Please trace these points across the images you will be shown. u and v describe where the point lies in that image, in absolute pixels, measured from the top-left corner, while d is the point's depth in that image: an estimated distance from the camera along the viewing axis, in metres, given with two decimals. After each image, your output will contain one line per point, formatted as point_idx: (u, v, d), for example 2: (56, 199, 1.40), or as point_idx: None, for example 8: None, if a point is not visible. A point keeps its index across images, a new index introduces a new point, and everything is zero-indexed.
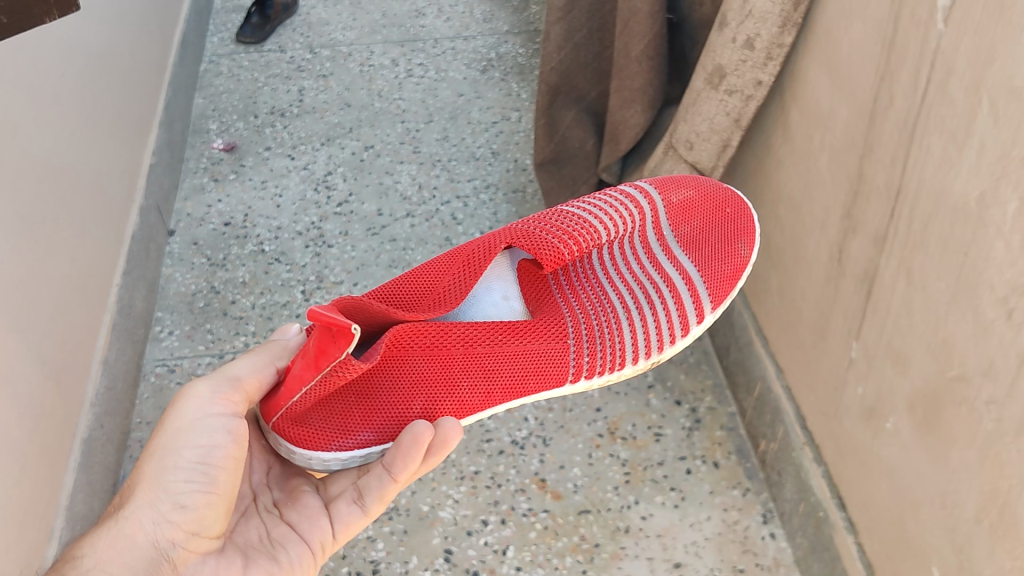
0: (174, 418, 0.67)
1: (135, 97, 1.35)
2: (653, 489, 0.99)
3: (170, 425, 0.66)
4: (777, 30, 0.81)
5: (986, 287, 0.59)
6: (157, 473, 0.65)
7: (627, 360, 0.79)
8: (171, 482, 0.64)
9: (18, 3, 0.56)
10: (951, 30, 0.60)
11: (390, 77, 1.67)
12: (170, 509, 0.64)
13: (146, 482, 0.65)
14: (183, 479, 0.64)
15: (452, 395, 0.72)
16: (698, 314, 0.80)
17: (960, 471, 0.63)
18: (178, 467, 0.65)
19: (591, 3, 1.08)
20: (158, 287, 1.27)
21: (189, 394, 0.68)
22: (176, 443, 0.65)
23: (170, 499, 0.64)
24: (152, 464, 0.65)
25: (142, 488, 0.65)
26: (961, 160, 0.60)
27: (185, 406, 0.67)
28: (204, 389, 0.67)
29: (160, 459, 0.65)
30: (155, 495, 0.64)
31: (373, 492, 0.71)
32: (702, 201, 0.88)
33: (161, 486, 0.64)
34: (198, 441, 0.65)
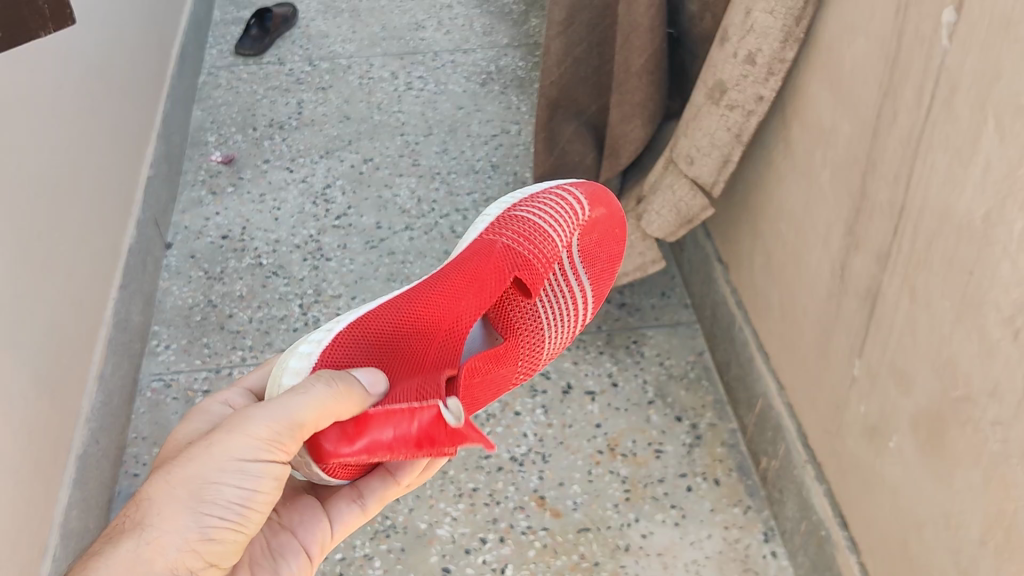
0: (214, 445, 0.57)
1: (133, 110, 1.34)
2: (654, 506, 0.98)
3: (208, 452, 0.56)
4: (779, 46, 0.81)
5: (991, 307, 0.58)
6: (191, 501, 0.56)
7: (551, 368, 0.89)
8: (199, 520, 0.56)
9: (14, 17, 0.55)
10: (956, 46, 0.59)
11: (390, 90, 1.67)
12: (198, 541, 0.56)
13: (175, 509, 0.55)
14: (215, 517, 0.56)
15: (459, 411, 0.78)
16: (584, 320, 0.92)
17: (965, 493, 0.63)
18: (209, 506, 0.56)
19: (591, 17, 1.08)
20: (155, 300, 1.26)
21: (240, 420, 0.57)
22: (210, 476, 0.56)
23: (197, 539, 0.56)
24: (186, 490, 0.56)
25: (169, 514, 0.55)
26: (967, 178, 0.59)
27: (229, 436, 0.57)
28: (272, 420, 0.57)
29: (191, 489, 0.56)
30: (178, 530, 0.55)
31: (375, 491, 0.74)
32: (606, 221, 0.93)
33: (194, 516, 0.56)
34: (234, 483, 0.57)
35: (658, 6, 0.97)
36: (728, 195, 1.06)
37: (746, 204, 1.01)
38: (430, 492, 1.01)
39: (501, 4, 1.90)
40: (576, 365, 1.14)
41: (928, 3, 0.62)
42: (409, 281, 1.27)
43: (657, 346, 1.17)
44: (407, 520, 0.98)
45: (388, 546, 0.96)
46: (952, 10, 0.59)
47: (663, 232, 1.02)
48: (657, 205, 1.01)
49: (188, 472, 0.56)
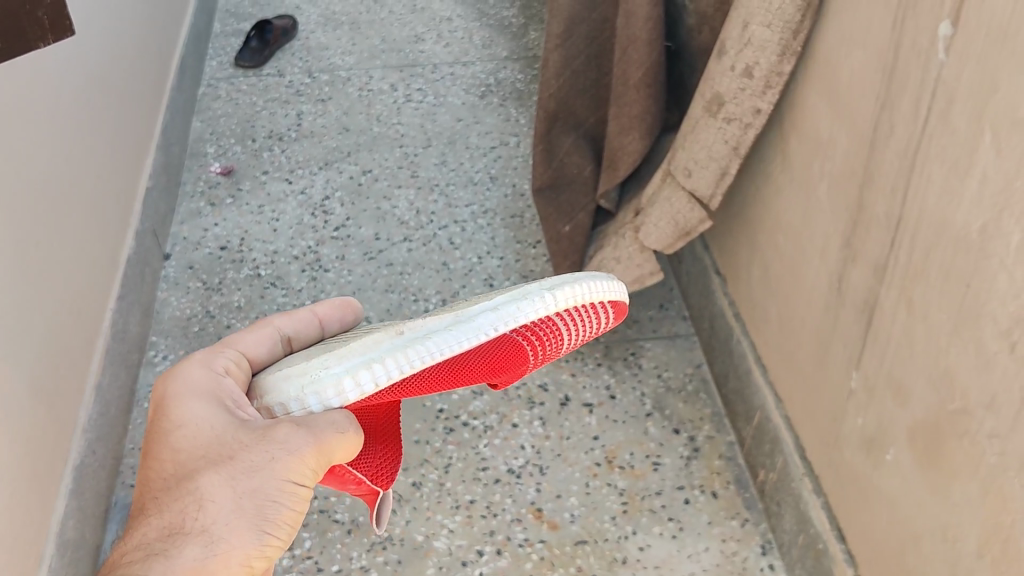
0: (274, 461, 0.58)
1: (133, 122, 1.34)
2: (651, 519, 0.98)
3: (269, 467, 0.57)
4: (776, 59, 0.81)
5: (988, 319, 0.58)
6: (253, 509, 0.56)
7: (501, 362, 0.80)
8: (258, 533, 0.56)
9: (13, 27, 0.56)
10: (952, 59, 0.59)
11: (389, 102, 1.67)
12: (256, 553, 0.56)
13: (241, 516, 0.56)
14: (268, 532, 0.57)
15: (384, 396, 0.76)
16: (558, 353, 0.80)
17: (962, 505, 0.62)
18: (265, 521, 0.57)
19: (590, 30, 1.08)
20: (153, 311, 1.26)
21: (295, 440, 0.59)
22: (269, 493, 0.57)
23: (254, 554, 0.56)
24: (252, 497, 0.57)
25: (236, 521, 0.56)
26: (963, 191, 0.60)
27: (284, 455, 0.58)
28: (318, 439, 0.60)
29: (253, 502, 0.57)
30: (240, 542, 0.56)
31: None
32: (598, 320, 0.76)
33: (253, 525, 0.56)
34: (287, 501, 0.58)
35: (656, 19, 0.97)
36: (726, 207, 1.06)
37: (744, 216, 1.01)
38: (427, 504, 1.01)
39: (500, 17, 1.91)
40: (574, 378, 1.14)
41: (925, 17, 0.62)
42: (407, 292, 1.27)
43: (655, 358, 1.16)
44: (403, 532, 0.98)
45: (385, 558, 0.96)
46: (948, 23, 0.60)
47: (660, 243, 1.02)
48: (654, 217, 1.01)
49: (249, 484, 0.57)
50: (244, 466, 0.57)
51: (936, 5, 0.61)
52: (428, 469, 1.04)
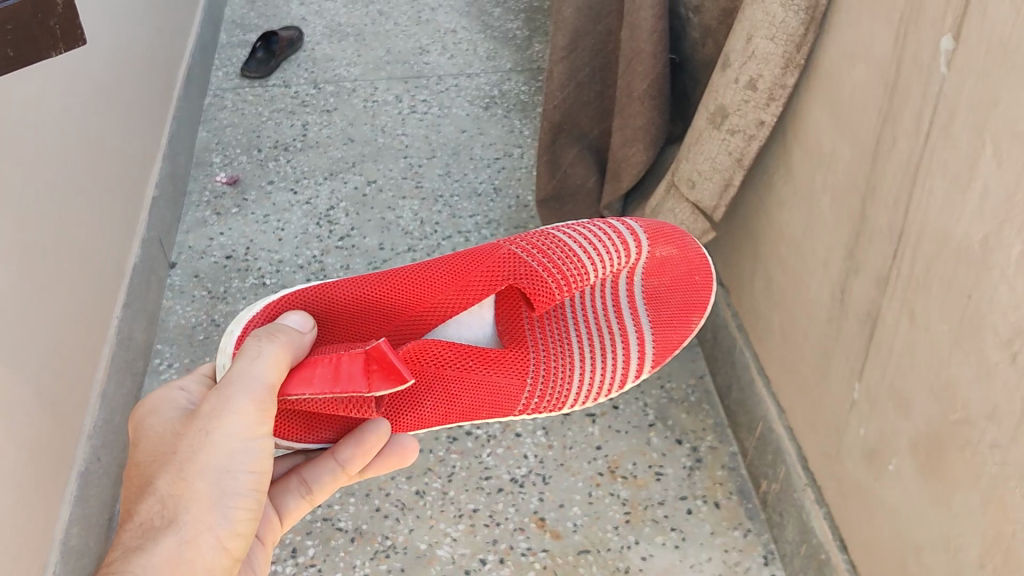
0: (212, 438, 0.59)
1: (139, 131, 1.35)
2: (654, 529, 0.98)
3: (210, 444, 0.59)
4: (780, 71, 0.82)
5: (989, 330, 0.59)
6: (212, 489, 0.59)
7: (573, 398, 0.83)
8: (224, 509, 0.59)
9: (25, 36, 0.56)
10: (954, 73, 0.60)
11: (394, 113, 1.68)
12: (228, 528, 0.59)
13: (202, 500, 0.58)
14: (235, 505, 0.60)
15: (413, 413, 0.76)
16: (641, 365, 0.85)
17: (963, 515, 0.63)
18: (229, 495, 0.59)
19: (594, 42, 1.09)
20: (158, 319, 1.27)
21: (224, 405, 0.60)
22: (222, 467, 0.59)
23: (226, 529, 0.59)
24: (206, 479, 0.59)
25: (198, 506, 0.58)
26: (964, 204, 0.60)
27: (221, 423, 0.60)
28: (240, 405, 0.60)
29: (211, 481, 0.59)
30: (211, 523, 0.58)
31: (322, 483, 0.74)
32: (678, 260, 0.88)
33: (220, 502, 0.59)
34: (245, 465, 0.60)
35: (661, 31, 0.98)
36: (729, 219, 1.06)
37: (748, 227, 1.01)
38: (430, 513, 1.01)
39: (505, 29, 1.92)
40: None
41: (926, 30, 0.63)
42: None
43: (658, 369, 1.17)
44: (407, 540, 0.99)
45: (388, 566, 0.96)
46: (950, 38, 0.60)
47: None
48: None
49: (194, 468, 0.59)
50: (185, 451, 0.59)
51: (937, 20, 0.61)
52: (432, 477, 1.05)
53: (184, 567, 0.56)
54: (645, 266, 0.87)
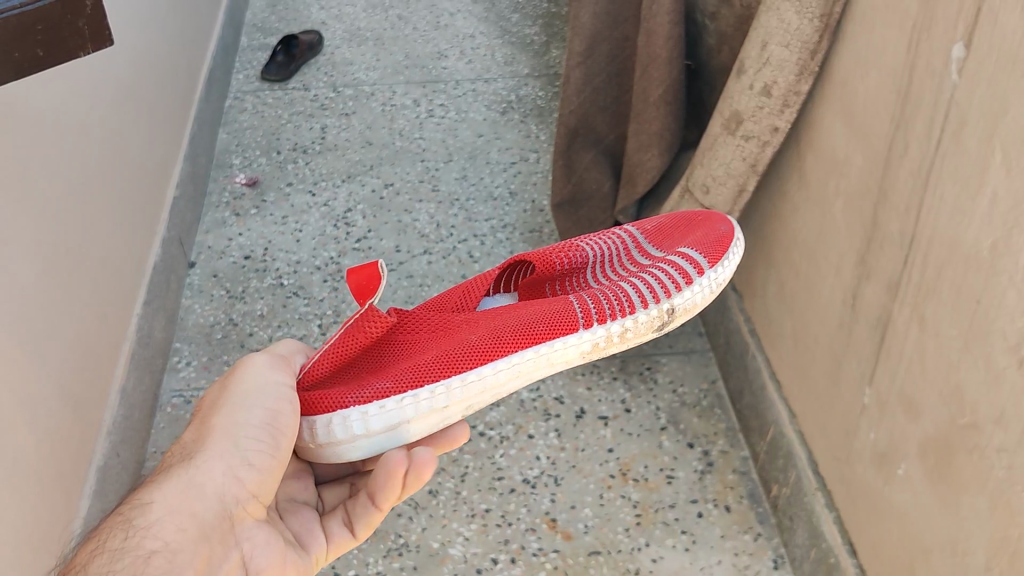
0: (229, 389, 0.68)
1: (162, 132, 1.37)
2: (664, 531, 0.99)
3: (227, 394, 0.67)
4: (794, 78, 0.83)
5: (997, 335, 0.59)
6: (227, 428, 0.65)
7: (638, 307, 0.76)
8: (239, 443, 0.64)
9: (56, 37, 0.57)
10: (965, 81, 0.61)
11: (412, 117, 1.70)
12: (241, 464, 0.64)
13: (217, 436, 0.65)
14: (251, 439, 0.65)
15: (460, 345, 0.73)
16: (686, 277, 0.78)
17: (971, 518, 0.63)
18: (243, 434, 0.65)
19: (611, 48, 1.10)
20: (177, 318, 1.29)
21: (240, 367, 0.69)
22: (237, 410, 0.66)
23: (241, 458, 0.64)
24: (222, 421, 0.66)
25: (213, 440, 0.64)
26: (974, 210, 0.61)
27: (238, 377, 0.68)
28: (258, 368, 0.69)
29: (226, 423, 0.65)
30: (222, 454, 0.64)
31: (363, 516, 0.74)
32: (670, 221, 0.88)
33: (234, 439, 0.65)
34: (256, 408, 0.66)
35: (676, 38, 0.99)
36: (744, 224, 1.07)
37: (761, 234, 1.02)
38: (442, 512, 1.02)
39: (522, 35, 1.94)
40: (590, 391, 1.16)
41: (938, 39, 0.64)
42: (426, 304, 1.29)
43: (670, 373, 1.18)
44: (419, 539, 1.00)
45: (400, 564, 0.97)
46: (961, 45, 0.61)
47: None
48: None
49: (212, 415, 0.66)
50: (209, 406, 0.67)
51: (950, 27, 0.62)
52: (445, 477, 1.06)
53: (194, 489, 0.61)
54: (646, 236, 0.86)
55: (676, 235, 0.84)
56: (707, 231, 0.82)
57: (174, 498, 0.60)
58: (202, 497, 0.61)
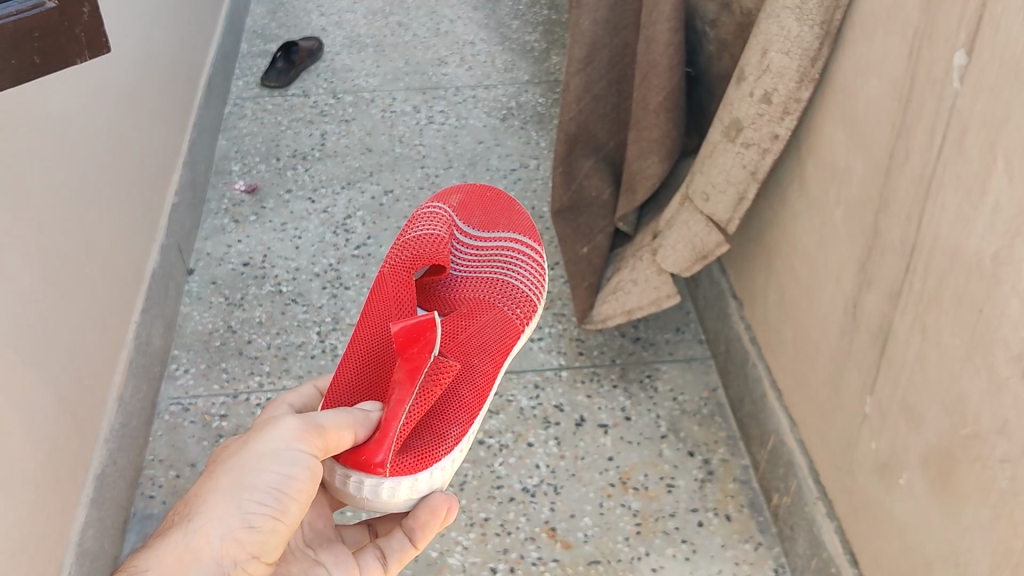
0: (249, 442, 0.64)
1: (161, 138, 1.37)
2: (664, 541, 0.99)
3: (245, 446, 0.64)
4: (794, 86, 0.82)
5: (999, 345, 0.59)
6: (233, 486, 0.62)
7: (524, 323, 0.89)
8: (243, 505, 0.62)
9: (53, 44, 0.57)
10: (967, 88, 0.60)
11: (412, 124, 1.70)
12: (241, 526, 0.61)
13: (222, 494, 0.62)
14: (256, 501, 0.62)
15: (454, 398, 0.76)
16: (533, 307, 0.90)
17: (973, 529, 0.63)
18: (249, 494, 0.62)
19: (611, 56, 1.10)
20: (176, 325, 1.28)
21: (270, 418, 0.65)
22: (248, 467, 0.63)
23: (239, 522, 0.62)
24: (229, 477, 0.63)
25: (218, 499, 0.62)
26: (977, 218, 0.60)
27: (263, 432, 0.64)
28: (284, 421, 0.64)
29: (234, 479, 0.63)
30: (220, 517, 0.61)
31: (395, 551, 0.75)
32: (491, 203, 1.01)
33: (237, 500, 0.62)
34: (269, 469, 0.62)
35: (676, 45, 0.99)
36: (745, 231, 1.07)
37: (762, 241, 1.01)
38: None
39: (523, 41, 1.94)
40: (590, 399, 1.15)
41: (940, 46, 0.63)
42: None
43: (670, 381, 1.17)
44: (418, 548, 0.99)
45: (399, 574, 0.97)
46: (963, 53, 0.61)
47: (576, 311, 1.16)
48: (672, 239, 1.01)
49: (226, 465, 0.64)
50: (229, 454, 0.65)
51: (951, 35, 0.62)
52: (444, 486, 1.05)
53: (190, 554, 0.60)
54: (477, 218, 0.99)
55: (491, 219, 0.99)
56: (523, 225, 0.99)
57: (168, 564, 0.60)
58: (192, 564, 0.60)
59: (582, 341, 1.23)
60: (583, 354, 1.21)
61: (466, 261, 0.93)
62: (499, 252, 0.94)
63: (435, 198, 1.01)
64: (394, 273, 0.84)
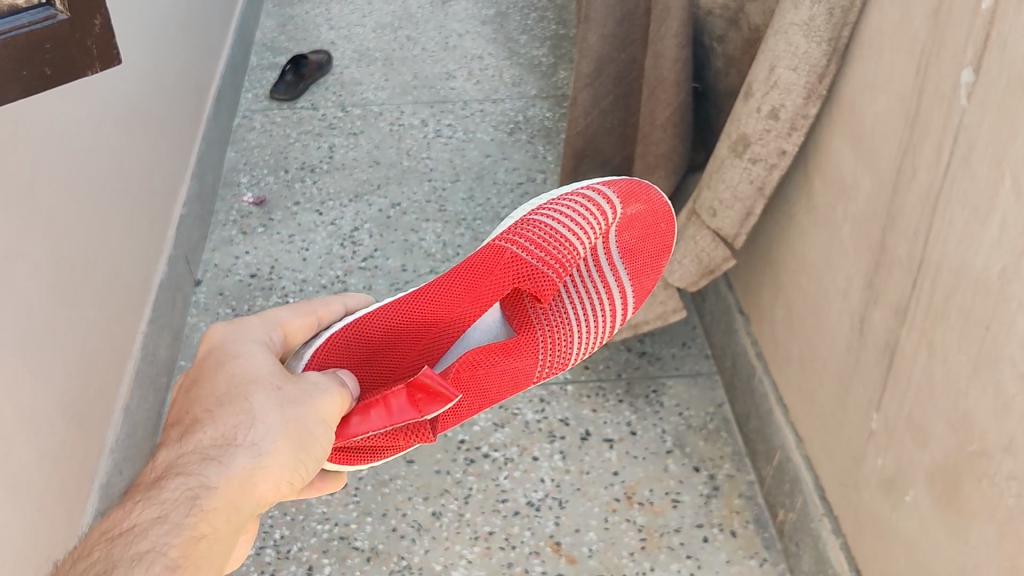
0: (305, 397, 0.65)
1: (170, 150, 1.38)
2: (669, 556, 0.98)
3: (301, 399, 0.64)
4: (802, 102, 0.83)
5: (1007, 362, 0.58)
6: (296, 433, 0.62)
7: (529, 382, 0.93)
8: (298, 452, 0.62)
9: (64, 55, 0.57)
10: (974, 105, 0.61)
11: (419, 137, 1.70)
12: (290, 473, 0.62)
13: (288, 438, 0.61)
14: (305, 453, 0.63)
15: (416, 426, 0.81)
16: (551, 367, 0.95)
17: (979, 547, 0.63)
18: (304, 447, 0.63)
19: (619, 71, 1.10)
20: (183, 336, 1.29)
21: (317, 384, 0.67)
22: (306, 423, 0.64)
23: (292, 472, 0.62)
24: (294, 424, 0.62)
25: (284, 442, 0.61)
26: (983, 235, 0.60)
27: (311, 394, 0.66)
28: (325, 391, 0.67)
29: (296, 427, 0.63)
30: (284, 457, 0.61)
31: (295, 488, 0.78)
32: (646, 218, 0.97)
33: (297, 447, 0.62)
34: (317, 421, 0.65)
35: (684, 61, 0.99)
36: (752, 246, 1.07)
37: (769, 256, 1.01)
38: (446, 534, 1.01)
39: (530, 56, 1.94)
40: (595, 413, 1.15)
41: (948, 63, 0.63)
42: None
43: (676, 396, 1.17)
44: (422, 561, 0.99)
45: None
46: (971, 70, 0.61)
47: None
48: (678, 255, 1.00)
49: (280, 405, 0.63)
50: (284, 393, 0.64)
51: (959, 52, 0.62)
52: (449, 499, 1.05)
53: (249, 486, 0.59)
54: (617, 227, 0.96)
55: (633, 253, 0.98)
56: (643, 279, 0.98)
57: (233, 490, 0.58)
58: (250, 496, 0.59)
59: (588, 355, 1.23)
60: (589, 367, 1.21)
61: (576, 289, 0.95)
62: (595, 290, 0.96)
63: (621, 194, 0.94)
64: (508, 270, 0.83)
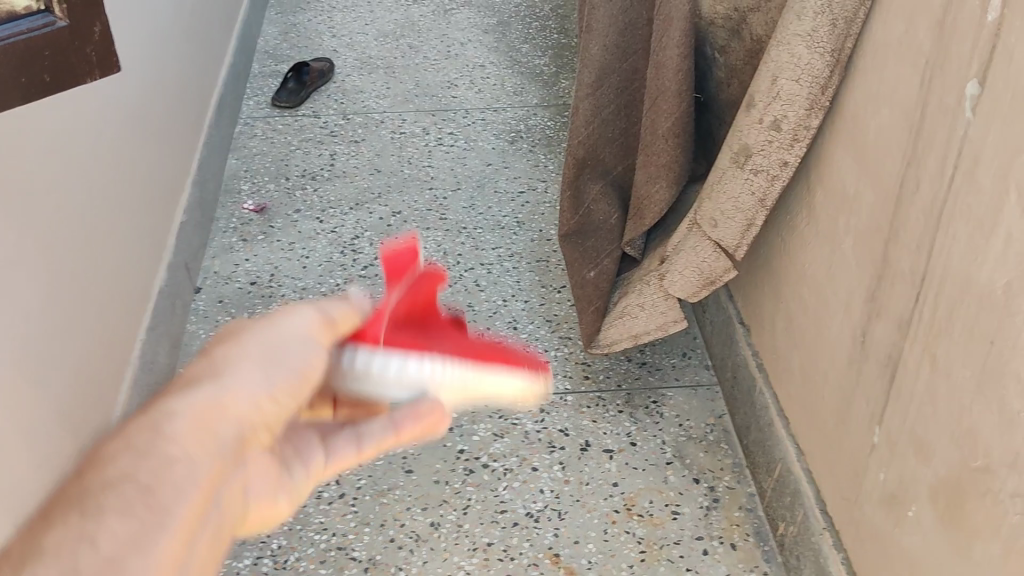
0: (262, 320, 0.48)
1: (171, 157, 1.37)
2: (669, 568, 0.97)
3: (259, 323, 0.47)
4: (804, 113, 0.82)
5: (1012, 378, 0.58)
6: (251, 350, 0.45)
7: None
8: (267, 371, 0.45)
9: (63, 63, 0.57)
10: (979, 118, 0.60)
11: (420, 145, 1.70)
12: (262, 393, 0.44)
13: (236, 362, 0.44)
14: (280, 370, 0.45)
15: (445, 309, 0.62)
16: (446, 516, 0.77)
17: (983, 565, 0.62)
18: (275, 367, 0.45)
19: (620, 81, 1.11)
20: (182, 343, 1.28)
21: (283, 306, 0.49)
22: (273, 342, 0.46)
23: (263, 395, 0.44)
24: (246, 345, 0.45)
25: (234, 365, 0.44)
26: (988, 250, 0.60)
27: (264, 318, 0.48)
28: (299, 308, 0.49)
29: (259, 348, 0.46)
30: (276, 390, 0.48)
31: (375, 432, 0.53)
32: None
33: (262, 365, 0.45)
34: (298, 338, 0.47)
35: (686, 71, 0.99)
36: (753, 257, 1.06)
37: (770, 268, 1.01)
38: (444, 545, 1.01)
39: (532, 65, 1.94)
40: (594, 424, 1.14)
41: (952, 76, 0.63)
42: None
43: (676, 407, 1.17)
44: (420, 572, 0.98)
45: None
46: (976, 82, 0.61)
47: (583, 337, 1.14)
48: (679, 265, 1.00)
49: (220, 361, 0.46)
50: (236, 329, 0.47)
51: (964, 65, 0.62)
52: (448, 509, 1.04)
53: (209, 409, 0.41)
54: None
55: None
56: None
57: (182, 418, 0.40)
58: (221, 419, 0.41)
59: (587, 365, 1.23)
60: (589, 378, 1.21)
61: None
62: None
63: None
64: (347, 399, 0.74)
